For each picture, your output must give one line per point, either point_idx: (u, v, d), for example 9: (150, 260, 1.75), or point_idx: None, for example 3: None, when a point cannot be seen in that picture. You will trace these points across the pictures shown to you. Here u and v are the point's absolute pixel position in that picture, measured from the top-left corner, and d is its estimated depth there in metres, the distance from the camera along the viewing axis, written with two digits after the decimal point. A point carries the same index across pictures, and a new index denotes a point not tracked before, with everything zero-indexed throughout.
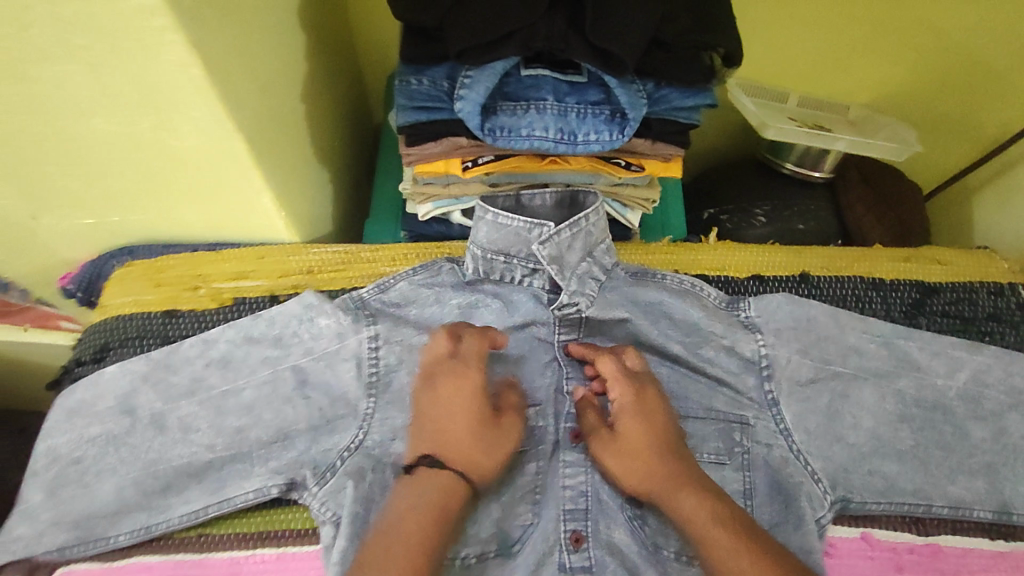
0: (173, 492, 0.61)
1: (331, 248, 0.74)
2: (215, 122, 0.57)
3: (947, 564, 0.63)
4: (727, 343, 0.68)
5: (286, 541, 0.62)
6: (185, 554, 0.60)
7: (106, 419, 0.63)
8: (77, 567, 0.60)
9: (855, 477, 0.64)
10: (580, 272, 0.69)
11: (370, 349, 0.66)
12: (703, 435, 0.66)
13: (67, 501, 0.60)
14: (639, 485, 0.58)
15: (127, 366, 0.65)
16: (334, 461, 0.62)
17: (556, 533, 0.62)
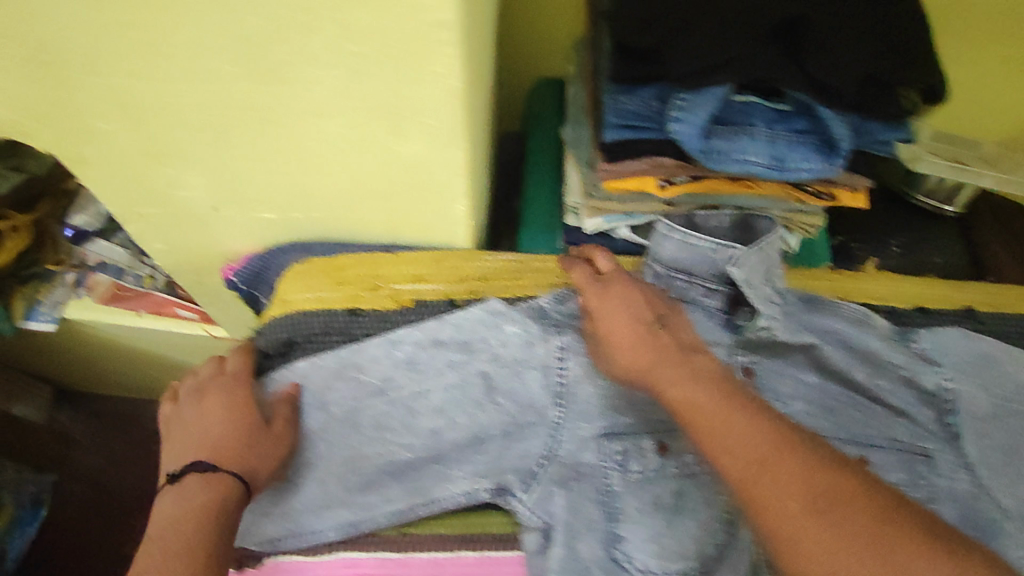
0: (373, 489, 0.66)
1: (506, 256, 0.76)
2: (446, 131, 0.56)
3: None
4: (907, 375, 0.69)
5: (486, 544, 0.65)
6: (390, 551, 0.64)
7: (308, 414, 0.68)
8: (287, 558, 0.65)
9: None
10: (765, 294, 0.68)
11: (557, 359, 0.69)
12: (887, 464, 0.67)
13: (277, 491, 0.66)
14: (675, 396, 0.58)
15: (320, 363, 0.69)
16: (533, 468, 0.66)
17: (755, 556, 0.64)
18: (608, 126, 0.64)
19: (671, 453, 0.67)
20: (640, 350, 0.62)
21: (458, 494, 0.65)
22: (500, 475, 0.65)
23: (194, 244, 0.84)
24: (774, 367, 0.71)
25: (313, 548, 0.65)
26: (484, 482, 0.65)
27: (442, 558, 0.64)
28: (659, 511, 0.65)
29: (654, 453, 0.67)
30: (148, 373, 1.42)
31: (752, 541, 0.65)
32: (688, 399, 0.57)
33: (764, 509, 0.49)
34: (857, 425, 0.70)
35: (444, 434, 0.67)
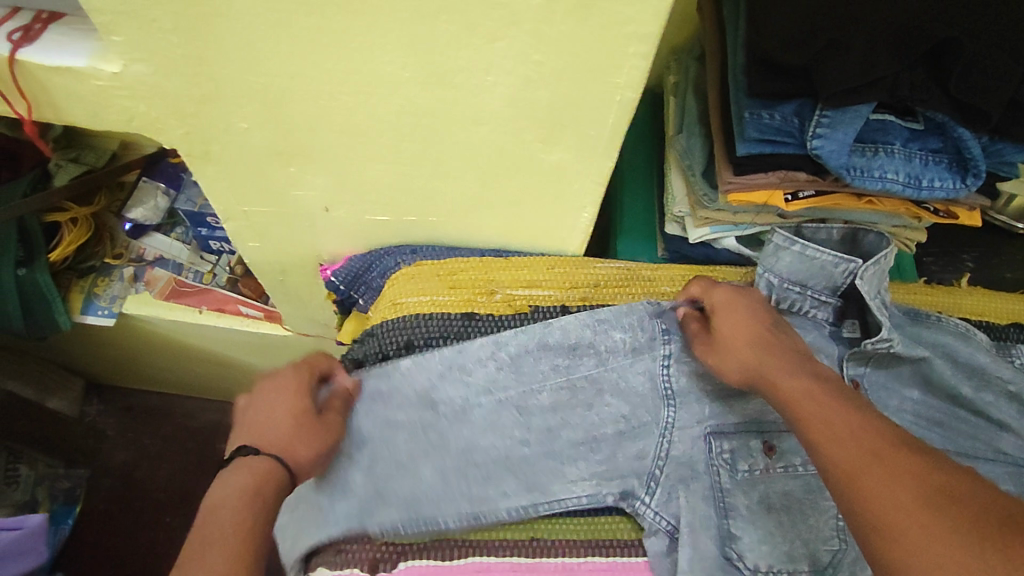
0: (491, 484, 0.65)
1: (614, 265, 0.77)
2: (604, 139, 0.59)
3: None
4: (1013, 389, 0.70)
5: (614, 550, 0.65)
6: (520, 556, 0.63)
7: (411, 408, 0.67)
8: (415, 562, 0.62)
9: None
10: (879, 307, 0.69)
11: (664, 366, 0.69)
12: (994, 476, 0.68)
13: (388, 483, 0.65)
14: (791, 390, 0.58)
15: (423, 361, 0.68)
16: (653, 470, 0.66)
17: None
18: (743, 138, 0.66)
19: (778, 453, 0.68)
20: (756, 349, 0.63)
21: (581, 495, 0.66)
22: (624, 479, 0.66)
23: (290, 244, 0.84)
24: (879, 379, 0.72)
25: (440, 552, 0.63)
26: (611, 486, 0.66)
27: (573, 564, 0.63)
28: (769, 513, 0.66)
29: (761, 453, 0.68)
30: (192, 370, 1.40)
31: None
32: (802, 391, 0.57)
33: (872, 481, 0.49)
34: (962, 437, 0.71)
35: (559, 432, 0.67)
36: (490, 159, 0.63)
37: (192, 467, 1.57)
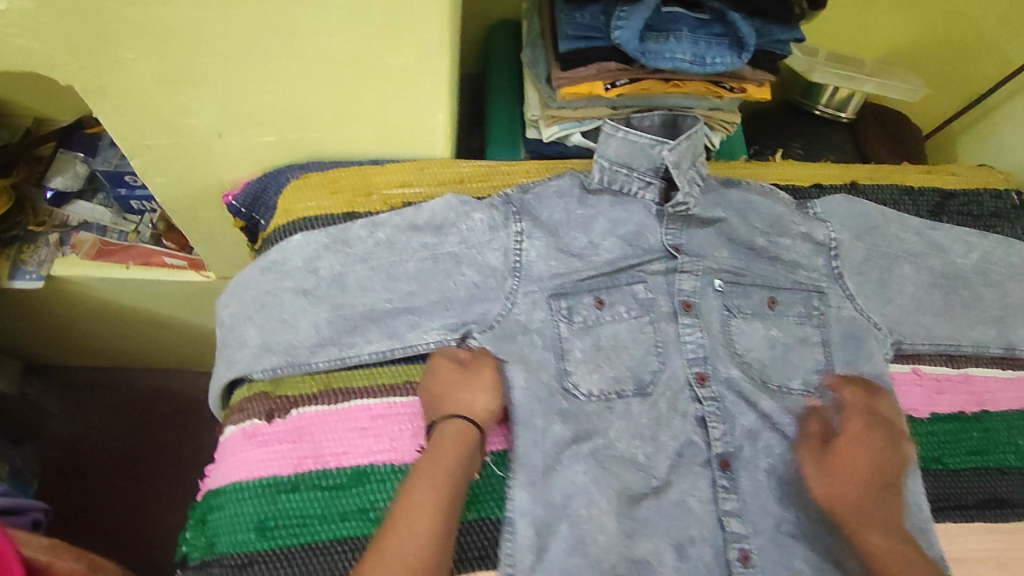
0: (357, 333, 0.76)
1: (477, 163, 0.90)
2: (437, 40, 0.71)
3: (976, 386, 0.81)
4: (804, 231, 0.86)
5: None
6: (395, 396, 0.73)
7: (297, 275, 0.79)
8: (308, 409, 0.72)
9: (905, 326, 0.83)
10: (690, 178, 0.83)
11: (516, 241, 0.81)
12: (791, 301, 0.84)
13: (273, 333, 0.75)
14: (887, 525, 0.66)
15: (312, 237, 0.81)
16: (493, 321, 0.78)
17: (684, 374, 0.79)
18: (564, 37, 0.79)
19: (607, 305, 0.81)
20: (852, 487, 0.69)
21: (431, 340, 0.77)
22: (468, 324, 0.78)
23: (192, 175, 0.93)
24: (697, 244, 0.85)
25: (326, 398, 0.73)
26: (454, 331, 0.77)
27: None
28: (600, 352, 0.78)
29: (593, 307, 0.81)
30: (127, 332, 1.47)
31: (684, 365, 0.79)
32: (885, 548, 0.65)
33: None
34: (767, 272, 0.85)
35: (418, 296, 0.78)
36: (347, 69, 0.75)
37: (134, 431, 1.63)
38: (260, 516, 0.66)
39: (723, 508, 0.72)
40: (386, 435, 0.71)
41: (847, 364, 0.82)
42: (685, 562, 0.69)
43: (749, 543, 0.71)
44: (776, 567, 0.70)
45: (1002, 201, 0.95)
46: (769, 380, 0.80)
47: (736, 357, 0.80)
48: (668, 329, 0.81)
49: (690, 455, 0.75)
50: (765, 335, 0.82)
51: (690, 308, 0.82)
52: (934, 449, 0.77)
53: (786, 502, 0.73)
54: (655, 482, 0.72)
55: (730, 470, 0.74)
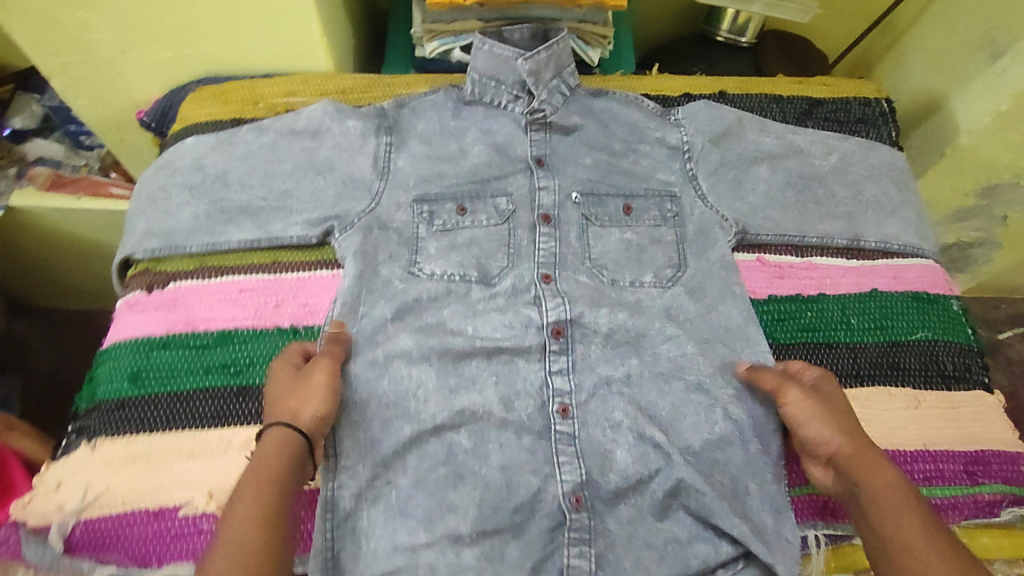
0: (233, 224, 0.83)
1: (360, 76, 0.96)
2: None
3: (817, 272, 0.85)
4: (658, 136, 0.91)
5: (321, 268, 0.82)
6: (261, 275, 0.81)
7: (185, 173, 0.86)
8: (182, 282, 0.80)
9: (752, 220, 0.87)
10: (552, 87, 0.90)
11: (386, 151, 0.87)
12: (645, 206, 0.89)
13: (160, 219, 0.84)
14: (880, 476, 0.64)
15: (202, 140, 0.88)
16: (353, 219, 0.83)
17: (531, 277, 0.85)
18: None
19: (468, 212, 0.86)
20: (858, 435, 0.68)
21: (294, 235, 0.82)
22: (326, 223, 0.83)
23: (109, 96, 1.02)
24: (559, 154, 0.90)
25: (199, 274, 0.81)
26: (314, 227, 0.82)
27: (304, 278, 0.81)
28: (455, 249, 0.85)
29: (454, 213, 0.86)
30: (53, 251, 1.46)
31: (532, 265, 0.85)
32: (889, 489, 0.63)
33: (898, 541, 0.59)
34: (621, 181, 0.90)
35: (292, 194, 0.84)
36: None
37: None
38: (134, 367, 0.75)
39: (552, 370, 0.80)
40: (251, 304, 0.79)
41: (698, 256, 0.87)
42: (509, 414, 0.78)
43: (572, 400, 0.79)
44: (596, 419, 0.78)
45: (870, 108, 0.98)
46: (619, 279, 0.86)
47: (588, 262, 0.86)
48: (523, 235, 0.86)
49: (524, 325, 0.82)
50: (619, 239, 0.87)
51: (549, 220, 0.87)
52: (766, 326, 0.81)
53: (617, 362, 0.81)
54: (488, 346, 0.80)
55: (563, 336, 0.81)
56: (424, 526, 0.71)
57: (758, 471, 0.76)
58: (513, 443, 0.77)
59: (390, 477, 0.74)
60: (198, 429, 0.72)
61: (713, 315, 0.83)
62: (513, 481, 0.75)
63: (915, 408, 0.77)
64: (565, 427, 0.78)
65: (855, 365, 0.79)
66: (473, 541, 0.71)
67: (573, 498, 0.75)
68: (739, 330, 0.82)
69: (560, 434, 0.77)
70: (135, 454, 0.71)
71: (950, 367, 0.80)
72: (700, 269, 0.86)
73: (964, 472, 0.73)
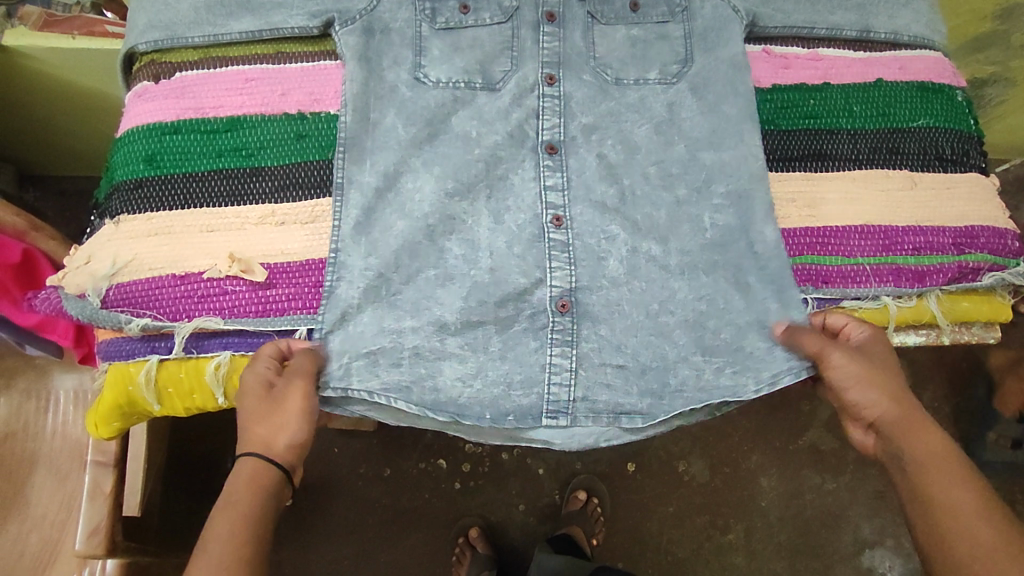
0: (231, 17, 0.81)
1: None
2: None
3: (823, 63, 0.84)
4: None
5: (320, 58, 0.81)
6: (266, 65, 0.81)
7: None
8: (189, 73, 0.80)
9: (764, 9, 0.82)
10: None
11: None
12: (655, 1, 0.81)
13: (157, 12, 0.81)
14: (927, 442, 0.64)
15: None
16: (354, 15, 0.78)
17: (535, 76, 0.79)
18: None
19: (471, 10, 0.79)
20: (902, 403, 0.66)
21: (295, 28, 0.80)
22: (327, 14, 0.79)
23: None
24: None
25: (205, 65, 0.81)
26: (315, 19, 0.79)
27: (308, 68, 0.81)
28: (457, 53, 0.79)
29: (457, 11, 0.79)
30: (35, 120, 1.35)
31: (535, 65, 0.79)
32: (957, 491, 0.61)
33: (954, 530, 0.60)
34: None
35: None
36: None
37: None
38: (149, 151, 0.77)
39: (545, 184, 0.76)
40: (258, 93, 0.80)
41: (705, 53, 0.80)
42: (500, 224, 0.75)
43: (565, 210, 0.76)
44: (589, 229, 0.76)
45: None
46: (625, 77, 0.79)
47: (593, 61, 0.79)
48: (526, 35, 0.79)
49: (520, 139, 0.78)
50: (626, 36, 0.80)
51: (554, 19, 0.80)
52: (768, 113, 0.81)
53: (610, 178, 0.77)
54: (488, 159, 0.77)
55: (557, 153, 0.77)
56: (410, 313, 0.73)
57: (750, 265, 0.75)
58: (503, 250, 0.75)
59: (389, 275, 0.73)
60: (216, 207, 0.75)
61: (714, 113, 0.79)
62: (501, 279, 0.74)
63: (911, 189, 0.78)
64: (558, 237, 0.75)
65: (854, 150, 0.80)
66: (456, 331, 0.73)
67: (559, 302, 0.74)
68: (736, 124, 0.78)
69: (553, 242, 0.75)
70: (158, 229, 0.74)
71: (948, 151, 0.81)
72: (716, 63, 0.80)
73: (952, 244, 0.76)
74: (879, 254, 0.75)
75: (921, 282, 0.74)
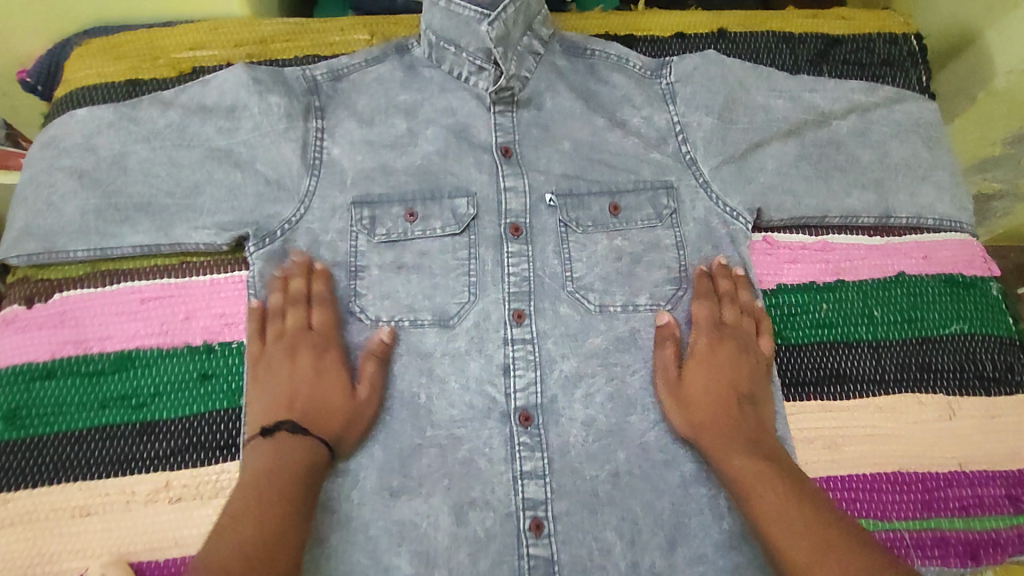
0: (125, 224, 0.67)
1: (283, 20, 0.78)
2: None
3: (834, 254, 0.72)
4: (644, 114, 0.76)
5: (230, 268, 0.68)
6: (168, 279, 0.67)
7: (75, 154, 0.70)
8: (70, 294, 0.66)
9: (770, 198, 0.71)
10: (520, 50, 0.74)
11: (317, 139, 0.71)
12: (637, 204, 0.72)
13: (38, 216, 0.68)
14: (731, 458, 0.58)
15: (97, 112, 0.71)
16: (277, 228, 0.68)
17: (500, 313, 0.67)
18: None
19: (419, 218, 0.70)
20: (726, 402, 0.62)
21: (199, 242, 0.67)
22: (240, 229, 0.67)
23: None
24: (531, 140, 0.75)
25: (90, 282, 0.66)
26: (225, 234, 0.67)
27: (219, 280, 0.67)
28: (401, 274, 0.68)
29: (403, 218, 0.70)
30: None
31: (498, 302, 0.67)
32: (778, 509, 0.54)
33: (766, 526, 0.54)
34: (605, 175, 0.73)
35: (204, 187, 0.69)
36: None
37: None
38: (11, 405, 0.61)
39: (521, 468, 0.61)
40: (155, 320, 0.65)
41: (701, 273, 0.69)
42: (462, 527, 0.59)
43: (546, 508, 0.60)
44: (578, 535, 0.60)
45: (897, 46, 0.82)
46: (610, 303, 0.68)
47: (570, 284, 0.68)
48: (488, 255, 0.69)
49: (485, 408, 0.63)
50: (608, 248, 0.70)
51: (519, 232, 0.70)
52: (775, 323, 0.68)
53: (600, 459, 0.62)
54: (443, 440, 0.62)
55: (532, 424, 0.62)
56: None
57: None
58: (465, 566, 0.58)
59: None
60: (91, 482, 0.59)
61: (721, 359, 0.65)
62: None
63: (949, 421, 0.65)
64: (541, 549, 0.59)
65: (879, 369, 0.67)
66: None
67: None
68: (753, 381, 0.64)
69: (533, 561, 0.59)
70: (15, 518, 0.58)
71: (990, 367, 0.68)
72: (708, 273, 0.69)
73: (1004, 498, 0.63)
74: (920, 517, 0.62)
75: (975, 557, 0.60)
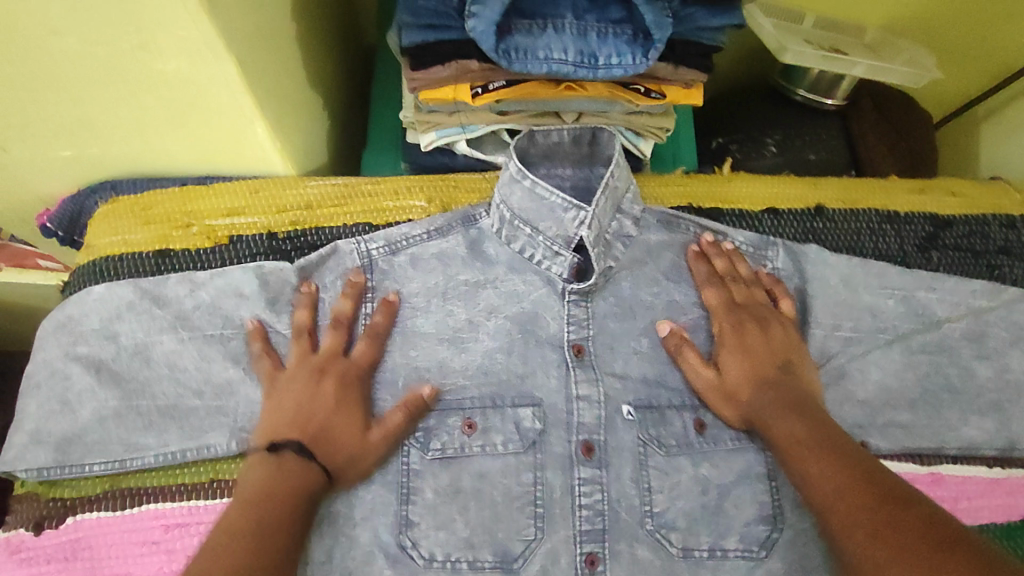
0: (150, 432, 0.60)
1: (331, 181, 0.73)
2: (201, 43, 0.53)
3: (946, 490, 0.66)
4: None
5: None
6: (198, 500, 0.60)
7: (93, 341, 0.62)
8: (86, 516, 0.59)
9: (874, 429, 0.64)
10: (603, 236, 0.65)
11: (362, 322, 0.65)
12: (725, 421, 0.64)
13: (50, 419, 0.59)
14: (778, 409, 0.58)
15: (118, 291, 0.63)
16: None
17: (570, 556, 0.59)
18: (407, 24, 0.61)
19: (479, 430, 0.62)
20: (762, 372, 0.61)
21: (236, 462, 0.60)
22: None
23: None
24: (607, 337, 0.66)
25: (107, 502, 0.60)
26: None
27: None
28: (456, 500, 0.60)
29: (460, 430, 0.62)
30: None
31: (569, 542, 0.60)
32: (821, 486, 0.51)
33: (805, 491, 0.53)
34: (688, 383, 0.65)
35: (239, 388, 0.61)
36: (124, 92, 0.58)
37: None
38: None
39: None
40: (181, 552, 0.59)
41: (799, 511, 0.62)
42: None
43: None
44: None
45: (1015, 232, 0.76)
46: (693, 547, 0.60)
47: (649, 521, 0.61)
48: (556, 480, 0.61)
49: None
50: (693, 477, 0.62)
51: (592, 452, 0.62)
52: None
53: None
54: None
55: None
56: None
57: None
58: None
59: None
60: None
61: None
62: None
63: None
64: None
65: None
66: None
67: None
68: None
69: None
70: None
71: None
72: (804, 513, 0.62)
73: None
74: None
75: None
